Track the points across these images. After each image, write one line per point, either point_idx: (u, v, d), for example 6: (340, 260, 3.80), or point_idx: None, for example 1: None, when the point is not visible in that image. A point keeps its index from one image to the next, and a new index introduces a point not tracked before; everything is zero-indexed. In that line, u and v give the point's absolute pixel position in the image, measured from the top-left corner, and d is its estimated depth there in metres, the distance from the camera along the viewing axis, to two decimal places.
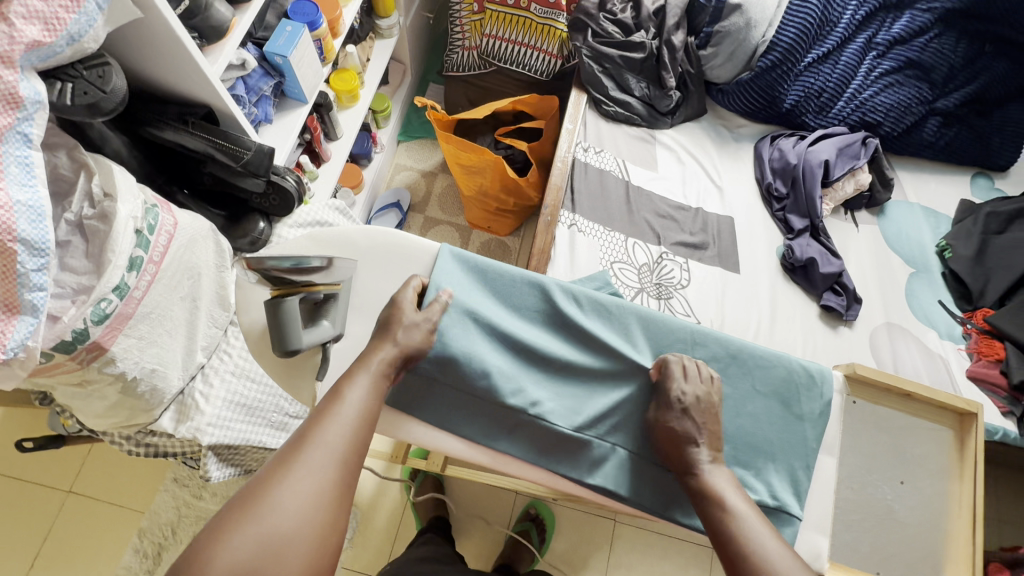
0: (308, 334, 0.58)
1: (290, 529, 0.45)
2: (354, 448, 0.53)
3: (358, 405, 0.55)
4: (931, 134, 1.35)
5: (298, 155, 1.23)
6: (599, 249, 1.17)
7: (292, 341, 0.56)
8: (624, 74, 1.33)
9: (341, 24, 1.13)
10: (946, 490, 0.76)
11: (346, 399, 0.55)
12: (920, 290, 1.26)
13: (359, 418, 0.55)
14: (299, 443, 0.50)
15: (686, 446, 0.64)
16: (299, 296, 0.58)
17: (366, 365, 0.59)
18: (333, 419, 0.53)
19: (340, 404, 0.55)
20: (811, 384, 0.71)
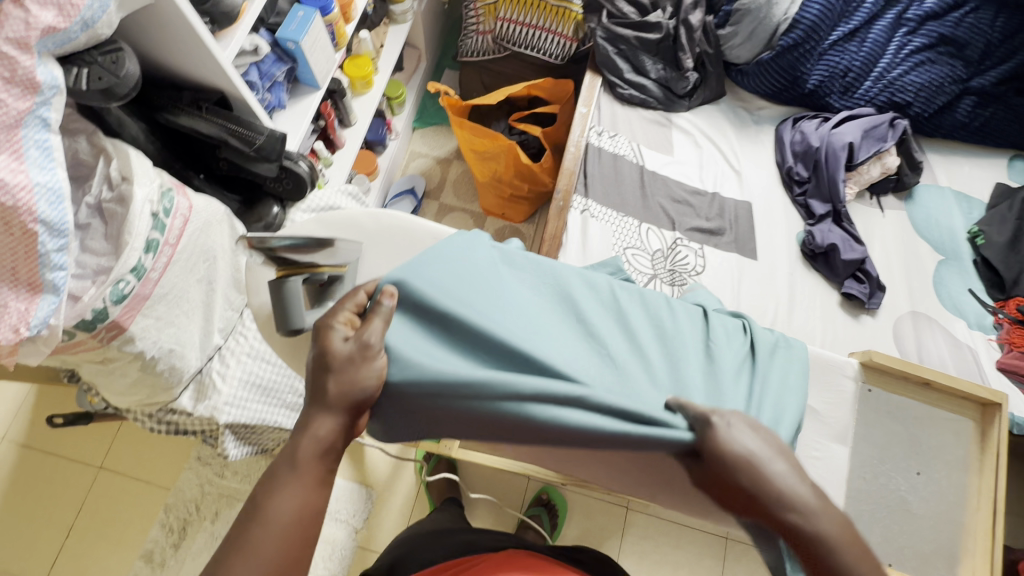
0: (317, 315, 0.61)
1: None
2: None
3: (281, 519, 0.43)
4: (964, 115, 1.29)
5: (312, 142, 1.25)
6: (612, 235, 1.16)
7: (295, 320, 0.57)
8: (640, 56, 1.30)
9: (353, 10, 1.13)
10: (964, 482, 0.73)
11: (267, 517, 0.43)
12: (948, 278, 1.21)
13: (283, 533, 0.42)
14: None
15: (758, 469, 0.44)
16: (302, 277, 0.58)
17: (295, 449, 0.46)
18: (242, 555, 0.41)
19: (262, 517, 0.43)
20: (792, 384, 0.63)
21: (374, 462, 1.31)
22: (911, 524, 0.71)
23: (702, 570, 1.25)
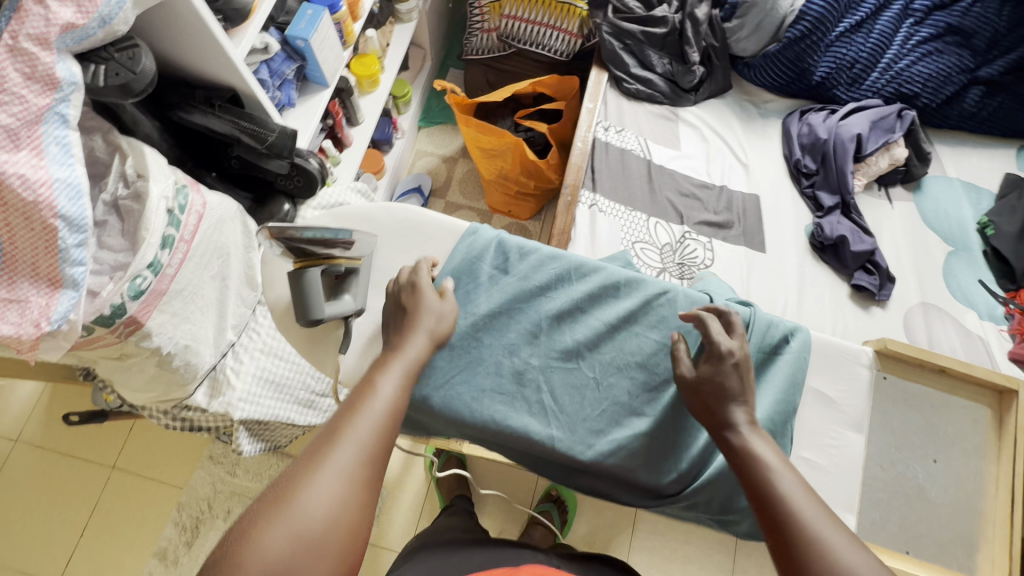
0: (333, 307, 0.61)
1: (324, 522, 0.41)
2: (379, 455, 0.47)
3: (388, 400, 0.50)
4: (972, 104, 1.28)
5: (320, 140, 1.26)
6: (620, 229, 1.16)
7: (314, 311, 0.58)
8: (646, 51, 1.30)
9: (361, 8, 1.14)
10: (982, 469, 0.72)
11: (378, 390, 0.51)
12: (959, 269, 1.21)
13: (393, 412, 0.50)
14: (329, 439, 0.45)
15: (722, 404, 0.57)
16: (321, 268, 0.59)
17: (400, 354, 0.55)
18: (365, 412, 0.48)
19: (371, 395, 0.50)
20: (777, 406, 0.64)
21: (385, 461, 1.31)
22: (930, 512, 0.70)
23: (712, 567, 1.25)
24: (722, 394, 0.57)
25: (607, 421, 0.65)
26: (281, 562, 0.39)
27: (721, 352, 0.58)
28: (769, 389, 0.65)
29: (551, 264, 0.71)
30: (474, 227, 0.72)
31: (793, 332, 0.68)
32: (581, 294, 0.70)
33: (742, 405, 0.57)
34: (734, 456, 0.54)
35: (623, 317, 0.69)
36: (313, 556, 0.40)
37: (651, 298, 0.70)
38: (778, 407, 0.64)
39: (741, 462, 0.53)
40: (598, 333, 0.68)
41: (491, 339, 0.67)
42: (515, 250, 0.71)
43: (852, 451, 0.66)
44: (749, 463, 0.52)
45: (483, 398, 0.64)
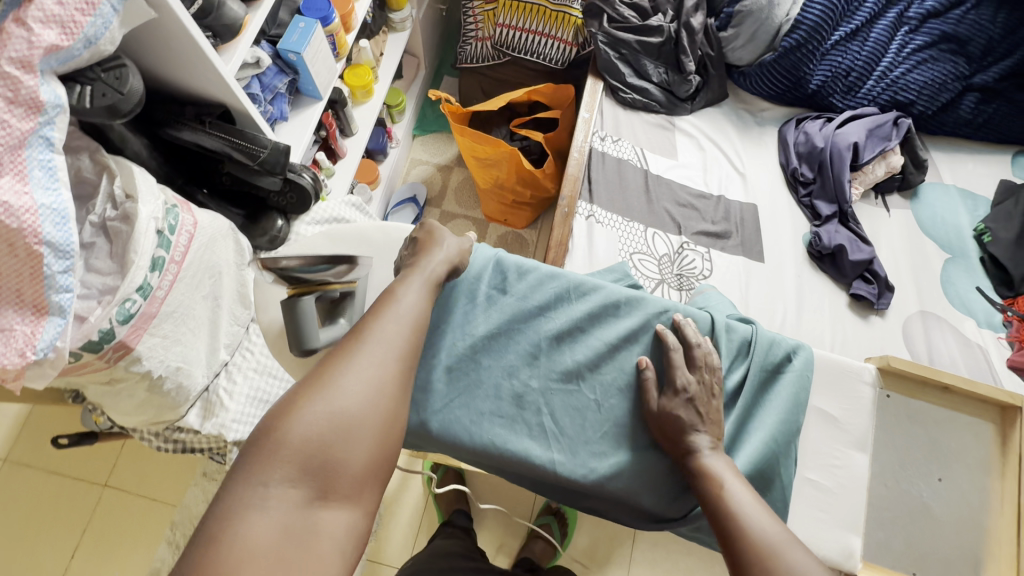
0: (327, 333, 0.57)
1: (358, 410, 0.47)
2: (404, 356, 0.52)
3: (411, 309, 0.56)
4: (967, 111, 1.28)
5: (314, 152, 1.24)
6: (617, 240, 1.15)
7: (309, 340, 0.56)
8: (642, 60, 1.29)
9: (354, 19, 1.12)
10: (986, 487, 0.71)
11: (401, 300, 0.56)
12: (957, 277, 1.21)
13: (415, 319, 0.55)
14: (360, 338, 0.51)
15: (686, 432, 0.60)
16: (315, 296, 0.57)
17: (419, 271, 0.60)
18: (390, 316, 0.54)
19: (395, 303, 0.56)
20: (782, 428, 0.63)
21: None
22: (936, 533, 0.69)
23: None
24: (681, 428, 0.60)
25: (608, 443, 0.64)
26: (322, 435, 0.45)
27: (676, 387, 0.62)
28: (771, 411, 0.64)
29: (550, 283, 0.70)
30: (472, 247, 0.70)
31: (795, 350, 0.67)
32: (580, 312, 0.68)
33: (703, 431, 0.60)
34: (694, 477, 0.59)
35: (624, 336, 0.68)
36: (352, 428, 0.46)
37: (652, 316, 0.68)
38: (782, 428, 0.63)
39: (700, 482, 0.58)
40: (599, 353, 0.67)
41: (490, 362, 0.65)
42: (514, 269, 0.70)
43: (856, 471, 0.65)
44: (710, 483, 0.57)
45: (482, 421, 0.63)
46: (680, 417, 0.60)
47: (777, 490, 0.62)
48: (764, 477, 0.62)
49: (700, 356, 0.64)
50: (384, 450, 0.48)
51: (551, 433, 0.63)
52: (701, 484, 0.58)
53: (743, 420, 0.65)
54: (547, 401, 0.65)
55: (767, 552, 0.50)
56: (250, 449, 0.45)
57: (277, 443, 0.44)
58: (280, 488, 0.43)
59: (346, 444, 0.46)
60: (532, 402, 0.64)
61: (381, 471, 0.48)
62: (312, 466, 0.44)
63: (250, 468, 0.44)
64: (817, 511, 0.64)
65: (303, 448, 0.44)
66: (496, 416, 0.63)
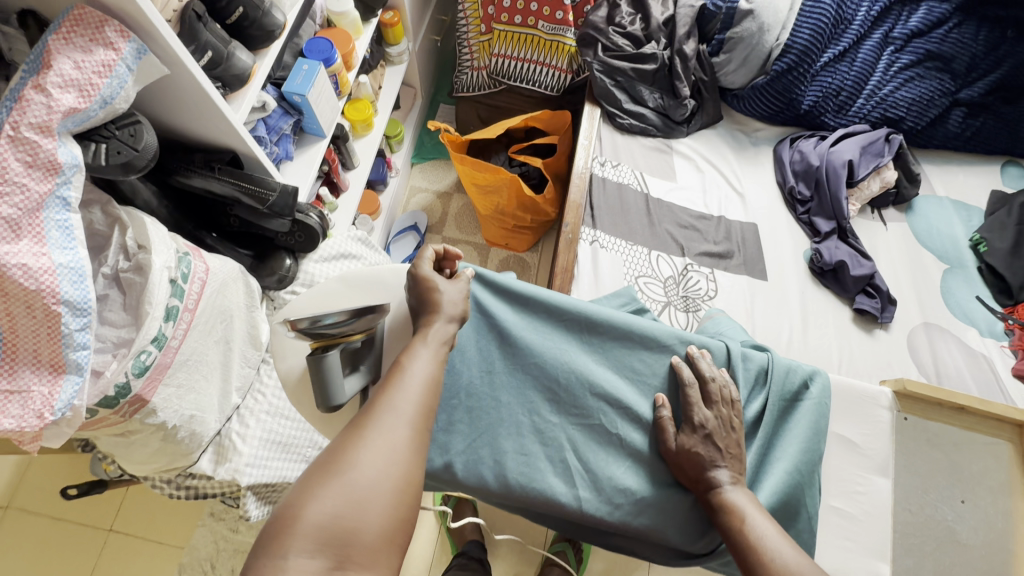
0: (352, 383, 0.57)
1: (373, 480, 0.46)
2: (416, 423, 0.52)
3: (423, 373, 0.55)
4: (955, 126, 1.32)
5: (317, 188, 1.25)
6: (623, 264, 1.16)
7: (337, 395, 0.55)
8: (637, 87, 1.31)
9: (355, 57, 1.13)
10: (1008, 507, 0.70)
11: (413, 363, 0.56)
12: (956, 287, 1.23)
13: (425, 384, 0.54)
14: (371, 409, 0.50)
15: (707, 469, 0.60)
16: (341, 349, 0.57)
17: (426, 334, 0.59)
18: (402, 383, 0.54)
19: (406, 369, 0.55)
20: (805, 458, 0.63)
21: None
22: (963, 556, 0.68)
23: None
24: (701, 465, 0.60)
25: (634, 478, 0.63)
26: (338, 510, 0.44)
27: (695, 422, 0.62)
28: (791, 440, 0.65)
29: (565, 317, 0.68)
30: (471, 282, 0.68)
31: (812, 377, 0.67)
32: (595, 348, 0.68)
33: (724, 466, 0.60)
34: (716, 513, 0.59)
35: (640, 370, 0.68)
36: (366, 500, 0.45)
37: (668, 348, 0.68)
38: (804, 457, 0.63)
39: (721, 516, 0.58)
40: (619, 389, 0.66)
41: (509, 401, 0.64)
42: (526, 302, 0.69)
43: (879, 496, 0.66)
44: (731, 518, 0.57)
45: (506, 459, 0.62)
46: (702, 453, 0.60)
47: (803, 519, 0.62)
48: (790, 509, 0.62)
49: (717, 392, 0.64)
50: (400, 519, 0.46)
51: (575, 473, 0.62)
52: (721, 515, 0.58)
53: (764, 449, 0.65)
54: (571, 440, 0.64)
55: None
56: (267, 528, 0.44)
57: (293, 522, 0.43)
58: (297, 564, 0.41)
59: (361, 516, 0.44)
60: (555, 442, 0.63)
61: (399, 537, 0.46)
62: (329, 541, 0.43)
63: (267, 549, 0.42)
64: (844, 539, 0.64)
65: (321, 523, 0.43)
66: (519, 455, 0.62)
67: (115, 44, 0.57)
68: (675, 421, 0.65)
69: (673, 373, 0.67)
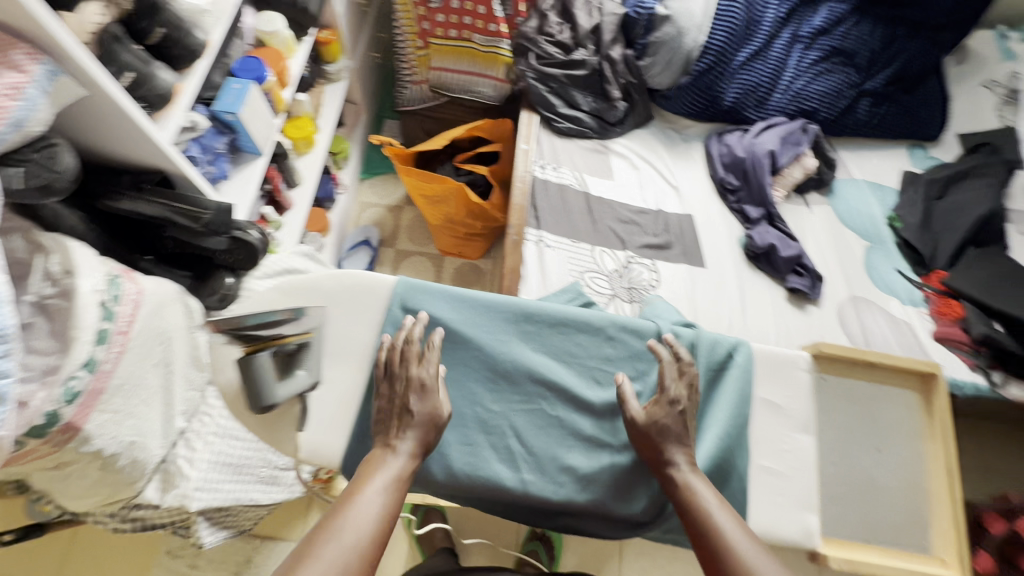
0: (283, 385, 0.58)
1: None
2: (369, 549, 0.50)
3: (378, 494, 0.55)
4: (864, 113, 1.43)
5: (260, 207, 1.23)
6: (568, 261, 1.20)
7: (267, 397, 0.57)
8: (570, 91, 1.37)
9: (288, 76, 1.15)
10: (922, 452, 0.75)
11: (370, 484, 0.55)
12: (878, 261, 1.33)
13: (380, 511, 0.53)
14: (320, 534, 0.50)
15: (668, 444, 0.62)
16: (270, 352, 0.57)
17: (392, 450, 0.59)
18: (357, 506, 0.53)
19: (363, 493, 0.54)
20: (734, 422, 0.68)
21: None
22: (882, 500, 0.73)
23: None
24: (665, 434, 0.62)
25: (577, 457, 0.66)
26: None
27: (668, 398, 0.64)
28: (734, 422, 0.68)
29: (500, 309, 0.70)
30: (405, 281, 0.70)
31: (737, 347, 0.72)
32: (532, 336, 0.70)
33: (684, 440, 0.63)
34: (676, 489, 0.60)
35: (578, 354, 0.70)
36: None
37: (602, 332, 0.71)
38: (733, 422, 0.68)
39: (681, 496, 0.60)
40: (558, 373, 0.69)
41: (451, 394, 0.67)
42: (462, 299, 0.71)
43: (804, 453, 0.70)
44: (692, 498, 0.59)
45: (451, 449, 0.64)
46: (639, 425, 0.63)
47: (735, 481, 0.67)
48: (721, 471, 0.66)
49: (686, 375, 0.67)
50: None
51: (520, 457, 0.65)
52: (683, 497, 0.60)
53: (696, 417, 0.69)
54: (513, 426, 0.66)
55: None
56: None
57: None
58: None
59: None
60: (499, 429, 0.66)
61: None
62: None
63: None
64: (775, 495, 0.68)
65: None
66: (462, 444, 0.65)
67: (23, 66, 0.57)
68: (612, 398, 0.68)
69: (607, 353, 0.71)
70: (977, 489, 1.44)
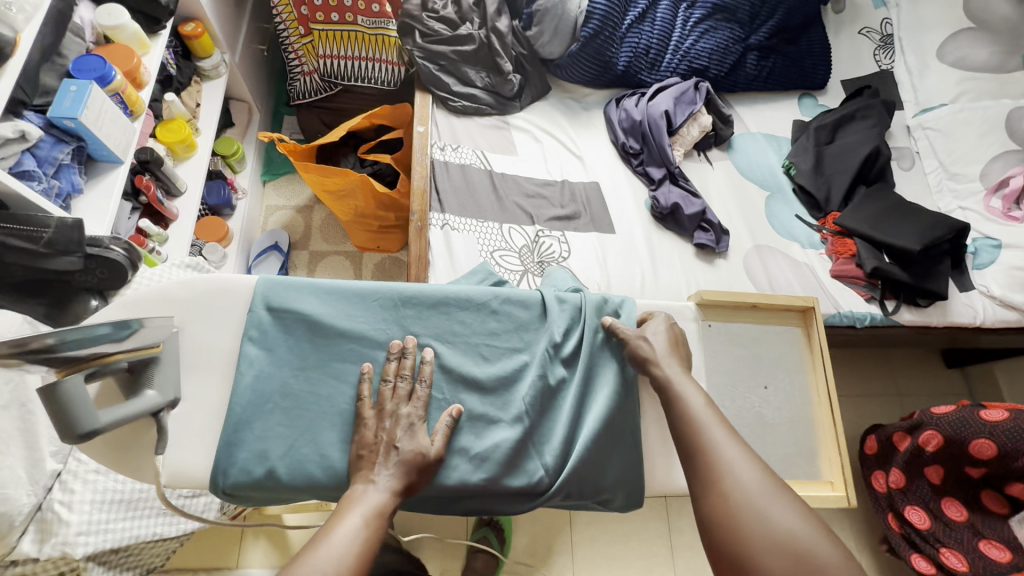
0: (108, 412, 0.50)
1: None
2: None
3: (351, 533, 0.53)
4: (753, 67, 1.47)
5: (136, 220, 1.14)
6: (476, 241, 1.17)
7: (84, 424, 0.49)
8: (462, 68, 1.33)
9: (143, 73, 1.04)
10: (805, 384, 0.79)
11: (346, 520, 0.54)
12: (778, 209, 1.38)
13: (354, 553, 0.51)
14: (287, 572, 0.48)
15: (651, 364, 0.67)
16: (84, 373, 0.49)
17: (372, 485, 0.57)
18: (330, 541, 0.51)
19: (337, 530, 0.53)
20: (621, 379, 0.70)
21: (297, 541, 1.21)
22: (773, 435, 0.76)
23: (650, 534, 1.35)
24: (644, 358, 0.68)
25: (468, 436, 0.65)
26: None
27: (644, 346, 0.69)
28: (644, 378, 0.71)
29: (376, 296, 0.67)
30: (264, 278, 0.65)
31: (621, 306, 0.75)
32: (413, 319, 0.68)
33: (666, 360, 0.68)
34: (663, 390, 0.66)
35: (461, 331, 0.68)
36: None
37: (485, 306, 0.69)
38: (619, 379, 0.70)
39: (666, 393, 0.65)
40: (444, 353, 0.67)
41: (331, 391, 0.64)
42: (331, 291, 0.67)
43: None
44: (670, 396, 0.65)
45: (332, 450, 0.62)
46: None
47: (628, 437, 0.69)
48: (614, 428, 0.68)
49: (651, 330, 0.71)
50: None
51: None
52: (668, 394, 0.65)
53: (588, 380, 0.70)
54: None
55: (718, 467, 0.57)
56: None
57: None
58: None
59: None
60: None
61: None
62: None
63: None
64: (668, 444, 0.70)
65: None
66: (345, 442, 0.62)
67: None
68: (500, 372, 0.68)
69: (489, 326, 0.69)
70: (888, 413, 1.54)
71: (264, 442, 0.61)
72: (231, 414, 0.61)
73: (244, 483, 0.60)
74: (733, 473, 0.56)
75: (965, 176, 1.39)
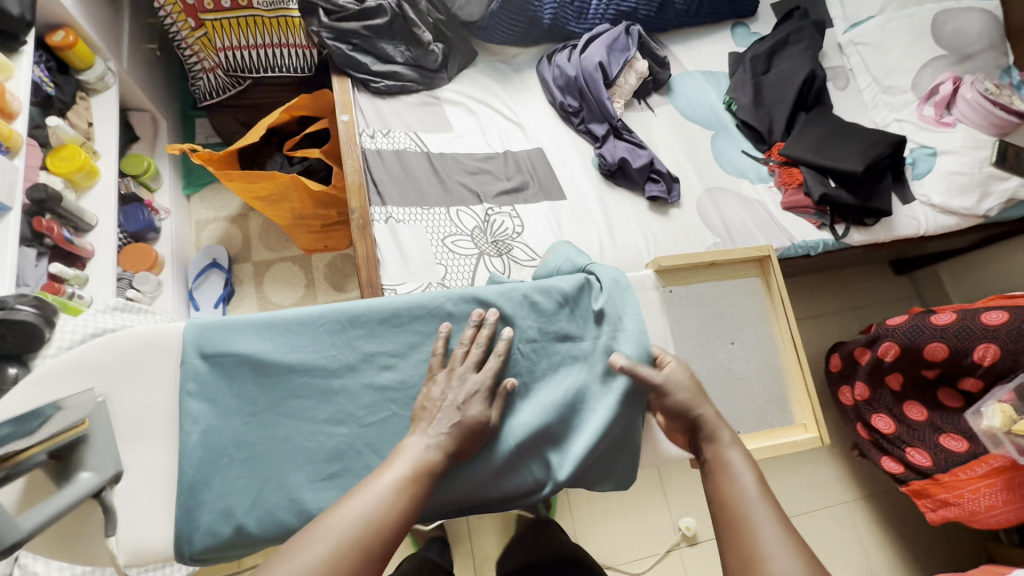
0: (34, 515, 0.47)
1: None
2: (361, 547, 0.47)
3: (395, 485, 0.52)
4: (682, 2, 1.42)
5: (46, 267, 1.03)
6: (425, 231, 1.11)
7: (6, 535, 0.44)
8: (378, 44, 1.23)
9: (11, 101, 0.92)
10: (770, 332, 0.81)
11: (390, 472, 0.54)
12: (723, 147, 1.37)
13: (388, 511, 0.50)
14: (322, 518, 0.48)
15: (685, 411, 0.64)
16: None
17: (425, 438, 0.57)
18: (372, 488, 0.51)
19: (380, 480, 0.53)
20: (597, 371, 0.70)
21: None
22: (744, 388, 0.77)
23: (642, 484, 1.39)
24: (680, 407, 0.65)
25: None
26: None
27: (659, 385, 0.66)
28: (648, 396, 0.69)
29: (321, 321, 0.62)
30: (193, 322, 0.60)
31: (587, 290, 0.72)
32: (365, 338, 0.64)
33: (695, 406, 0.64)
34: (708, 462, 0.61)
35: (420, 343, 0.65)
36: None
37: (441, 310, 0.66)
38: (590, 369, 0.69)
39: (714, 471, 0.60)
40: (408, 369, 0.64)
41: (290, 432, 0.60)
42: (271, 325, 0.62)
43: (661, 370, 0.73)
44: (717, 473, 0.60)
45: (301, 493, 0.59)
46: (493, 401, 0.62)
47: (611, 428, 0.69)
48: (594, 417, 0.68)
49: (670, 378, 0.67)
50: None
51: None
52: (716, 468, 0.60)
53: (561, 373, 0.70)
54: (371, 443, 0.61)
55: (758, 553, 0.50)
56: None
57: None
58: None
59: None
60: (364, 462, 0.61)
61: None
62: None
63: None
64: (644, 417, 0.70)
65: None
66: (315, 480, 0.59)
67: None
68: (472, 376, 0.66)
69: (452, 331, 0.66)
70: (848, 328, 1.61)
71: (226, 498, 0.57)
72: (183, 477, 0.57)
73: (213, 543, 0.57)
74: (774, 562, 0.49)
75: (899, 88, 1.40)
